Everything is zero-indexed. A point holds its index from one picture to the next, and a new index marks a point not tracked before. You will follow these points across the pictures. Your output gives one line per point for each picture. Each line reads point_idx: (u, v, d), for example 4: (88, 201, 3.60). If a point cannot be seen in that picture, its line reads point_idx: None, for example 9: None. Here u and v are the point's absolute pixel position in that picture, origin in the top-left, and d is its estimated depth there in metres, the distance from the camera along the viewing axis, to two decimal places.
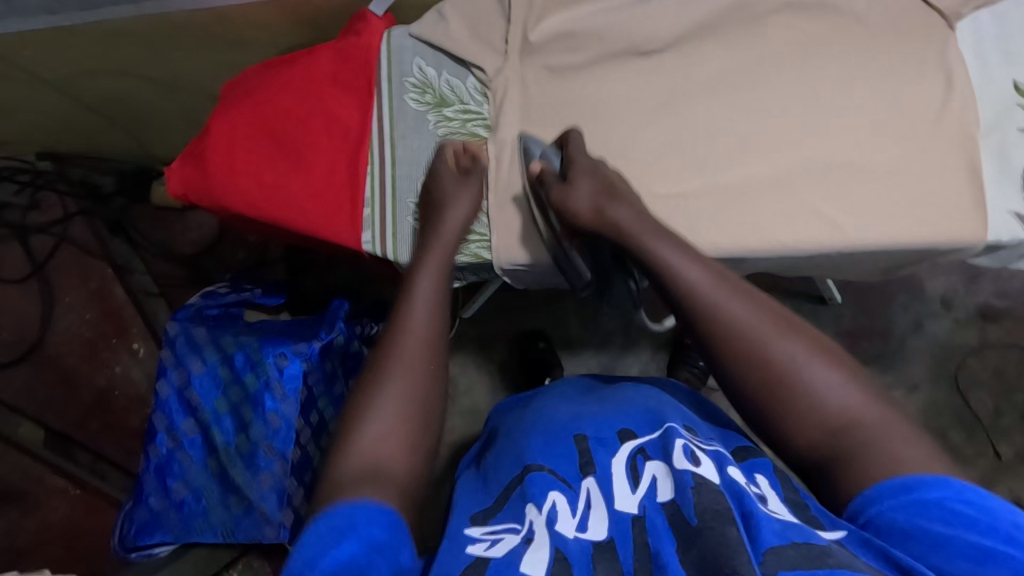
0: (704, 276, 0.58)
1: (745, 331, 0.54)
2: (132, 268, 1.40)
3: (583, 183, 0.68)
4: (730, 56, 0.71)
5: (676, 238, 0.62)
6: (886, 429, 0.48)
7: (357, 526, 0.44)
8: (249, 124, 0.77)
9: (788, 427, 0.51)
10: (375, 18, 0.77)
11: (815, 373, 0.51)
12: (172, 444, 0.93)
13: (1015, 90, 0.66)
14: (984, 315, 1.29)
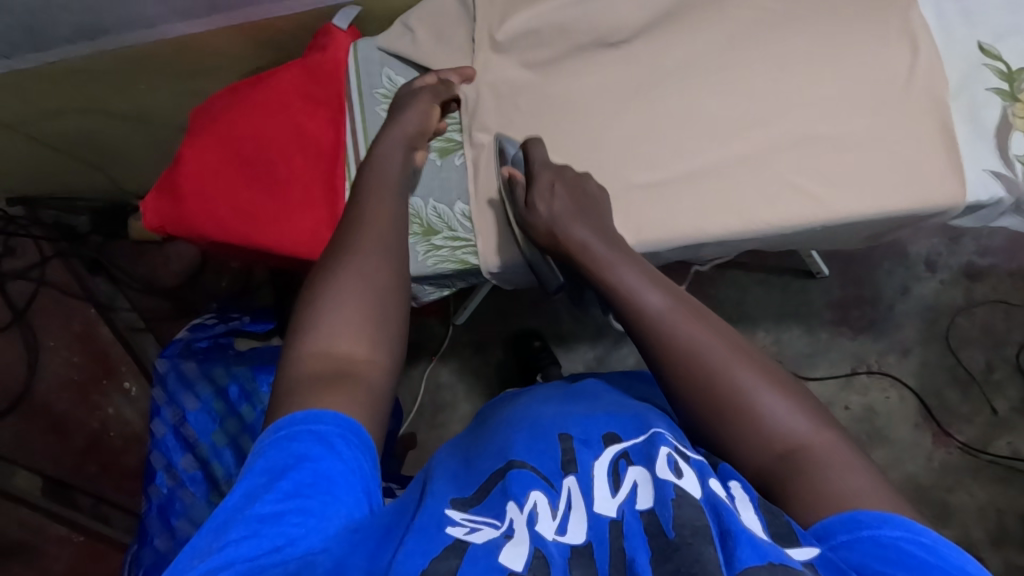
0: (660, 297, 0.57)
1: (698, 351, 0.53)
2: (115, 306, 1.38)
3: (547, 195, 0.67)
4: (698, 40, 0.71)
5: (628, 261, 0.62)
6: (835, 457, 0.46)
7: (305, 424, 0.47)
8: (218, 148, 0.74)
9: (737, 451, 0.50)
10: (340, 31, 0.77)
11: (766, 396, 0.50)
12: (172, 482, 0.91)
13: (981, 50, 0.67)
14: (969, 273, 1.31)
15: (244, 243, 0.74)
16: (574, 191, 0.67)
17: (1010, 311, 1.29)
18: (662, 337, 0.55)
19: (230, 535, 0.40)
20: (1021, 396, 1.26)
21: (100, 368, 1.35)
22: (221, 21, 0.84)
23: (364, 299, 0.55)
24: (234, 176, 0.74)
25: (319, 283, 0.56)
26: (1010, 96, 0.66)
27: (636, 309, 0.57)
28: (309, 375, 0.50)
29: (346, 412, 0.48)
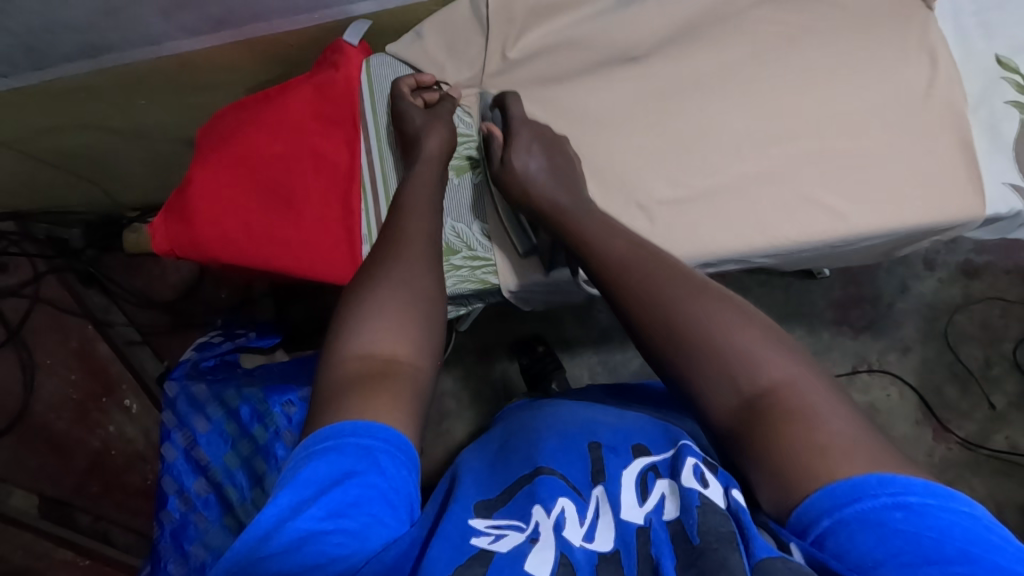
0: (627, 246, 0.58)
1: (656, 292, 0.53)
2: (112, 319, 1.35)
3: (521, 153, 0.67)
4: (716, 54, 0.70)
5: (599, 219, 0.62)
6: (808, 398, 0.43)
7: (350, 435, 0.45)
8: (228, 169, 0.73)
9: (703, 393, 0.48)
10: (351, 48, 0.74)
11: (731, 333, 0.48)
12: (185, 507, 0.91)
13: (999, 64, 0.66)
14: (967, 271, 1.32)
15: (258, 265, 0.73)
16: (544, 145, 0.68)
17: (1007, 307, 1.31)
18: (624, 283, 0.55)
19: (272, 550, 0.40)
20: (1019, 391, 1.28)
21: (99, 385, 1.33)
22: (228, 37, 0.82)
23: (406, 309, 0.54)
24: (246, 195, 0.73)
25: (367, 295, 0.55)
26: None
27: (598, 258, 0.58)
28: (354, 375, 0.50)
29: (390, 422, 0.47)
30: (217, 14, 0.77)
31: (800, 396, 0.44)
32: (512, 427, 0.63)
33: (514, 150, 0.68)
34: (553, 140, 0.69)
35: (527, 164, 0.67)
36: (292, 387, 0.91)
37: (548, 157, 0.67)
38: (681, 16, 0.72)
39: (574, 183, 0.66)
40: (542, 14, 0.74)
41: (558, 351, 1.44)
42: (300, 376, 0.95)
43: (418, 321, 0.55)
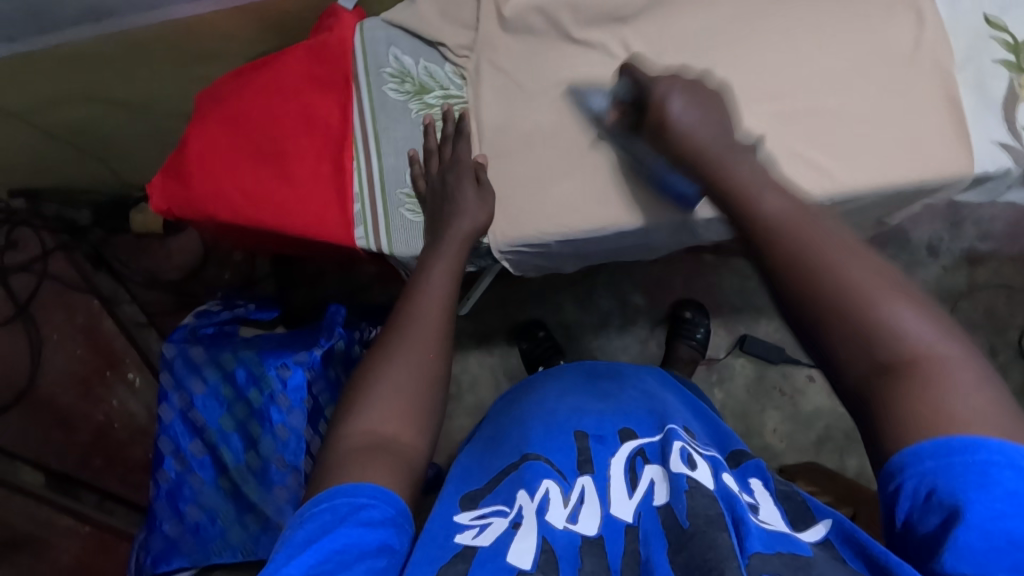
0: (784, 207, 0.51)
1: (815, 250, 0.47)
2: (119, 299, 1.38)
3: (672, 104, 0.60)
4: (707, 16, 0.70)
5: (753, 159, 0.57)
6: (950, 370, 0.40)
7: (343, 495, 0.46)
8: (226, 130, 0.75)
9: (839, 353, 0.44)
10: (346, 11, 0.74)
11: (895, 301, 0.43)
12: (181, 467, 0.92)
13: (987, 22, 0.67)
14: (971, 258, 1.31)
15: (252, 224, 0.74)
16: (688, 93, 0.60)
17: (1010, 295, 1.30)
18: (779, 244, 0.49)
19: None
20: None
21: (103, 360, 1.35)
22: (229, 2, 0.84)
23: (413, 388, 0.55)
24: (241, 153, 0.74)
25: (372, 368, 0.57)
26: (1016, 67, 0.66)
27: (753, 219, 0.52)
28: (353, 448, 0.51)
29: (385, 484, 0.48)
30: None
31: (941, 375, 0.40)
32: (499, 423, 0.69)
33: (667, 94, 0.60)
34: (700, 92, 0.61)
35: (671, 109, 0.59)
36: (287, 352, 0.93)
37: (694, 104, 0.60)
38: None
39: (725, 124, 0.60)
40: None
41: (558, 335, 1.45)
42: (295, 343, 0.96)
43: (413, 392, 0.56)
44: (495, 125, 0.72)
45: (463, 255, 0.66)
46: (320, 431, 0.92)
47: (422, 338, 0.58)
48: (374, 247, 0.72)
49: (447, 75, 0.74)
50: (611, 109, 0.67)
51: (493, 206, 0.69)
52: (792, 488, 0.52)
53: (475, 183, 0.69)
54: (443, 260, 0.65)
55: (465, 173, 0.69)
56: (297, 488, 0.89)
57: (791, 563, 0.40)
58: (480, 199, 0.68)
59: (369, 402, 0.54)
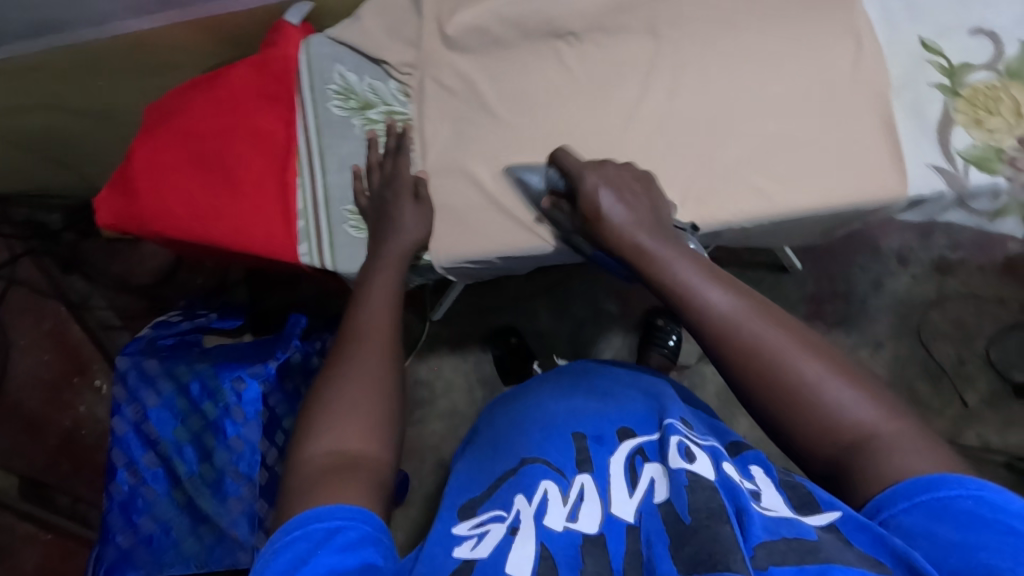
0: (728, 299, 0.50)
1: (758, 349, 0.48)
2: (89, 304, 1.37)
3: (601, 196, 0.57)
4: (651, 36, 0.70)
5: (689, 250, 0.55)
6: (902, 441, 0.43)
7: (316, 519, 0.44)
8: (171, 145, 0.75)
9: (803, 442, 0.47)
10: (292, 28, 0.74)
11: (824, 384, 0.46)
12: (134, 480, 0.92)
13: (923, 46, 0.67)
14: (940, 268, 1.32)
15: (198, 240, 0.74)
16: (620, 189, 0.58)
17: (980, 305, 1.31)
18: (721, 346, 0.49)
19: None
20: (992, 389, 1.28)
21: (73, 365, 1.35)
22: (177, 16, 0.83)
23: (373, 404, 0.52)
24: (187, 169, 0.74)
25: (322, 391, 0.53)
26: (951, 91, 0.66)
27: (701, 316, 0.50)
28: (319, 471, 0.48)
29: (359, 503, 0.46)
30: None
31: (894, 443, 0.44)
32: (495, 428, 0.70)
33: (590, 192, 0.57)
34: (620, 179, 0.59)
35: (603, 207, 0.57)
36: (242, 366, 0.93)
37: (628, 198, 0.58)
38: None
39: (655, 210, 0.58)
40: None
41: (531, 342, 1.45)
42: (251, 357, 0.96)
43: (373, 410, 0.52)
44: (436, 145, 0.72)
45: (404, 270, 0.65)
46: (275, 442, 0.93)
47: (370, 352, 0.56)
48: (319, 264, 0.72)
49: (392, 92, 0.74)
50: (547, 200, 0.65)
51: (430, 221, 0.69)
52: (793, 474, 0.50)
53: (414, 200, 0.69)
54: (385, 270, 0.63)
55: (398, 191, 0.69)
56: (252, 499, 0.89)
57: (798, 551, 0.39)
58: (418, 215, 0.68)
59: (328, 419, 0.51)
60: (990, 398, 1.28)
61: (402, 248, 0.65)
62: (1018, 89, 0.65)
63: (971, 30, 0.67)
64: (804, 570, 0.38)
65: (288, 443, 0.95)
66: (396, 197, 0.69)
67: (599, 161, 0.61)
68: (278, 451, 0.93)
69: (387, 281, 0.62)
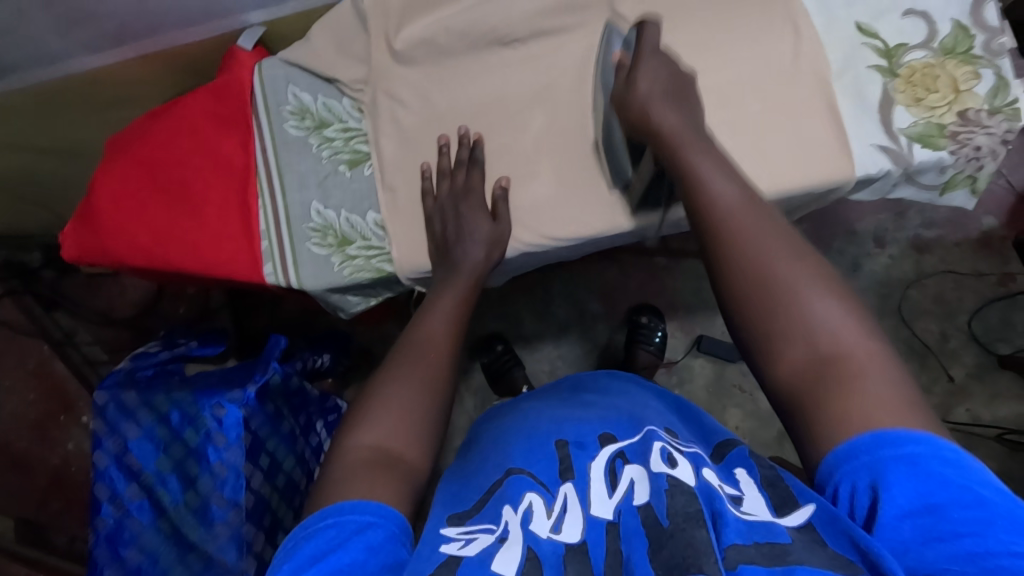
0: (733, 193, 0.57)
1: (753, 246, 0.54)
2: (76, 338, 1.37)
3: (645, 75, 0.64)
4: (595, 39, 0.71)
5: (716, 155, 0.60)
6: (870, 363, 0.47)
7: (350, 511, 0.49)
8: (132, 174, 0.75)
9: (777, 349, 0.51)
10: (244, 53, 0.75)
11: (811, 296, 0.50)
12: (119, 512, 0.92)
13: (859, 31, 0.68)
14: (917, 246, 1.33)
15: (165, 266, 0.75)
16: (675, 78, 0.65)
17: (959, 280, 1.32)
18: (724, 234, 0.55)
19: None
20: (977, 362, 1.29)
21: (57, 404, 1.35)
22: (131, 52, 0.82)
23: (413, 408, 0.58)
24: (148, 196, 0.75)
25: (370, 396, 0.59)
26: (890, 72, 0.68)
27: (703, 202, 0.57)
28: (356, 463, 0.53)
29: (388, 501, 0.50)
30: (112, 29, 0.76)
31: (867, 361, 0.47)
32: (481, 440, 0.70)
33: (637, 71, 0.64)
34: (679, 74, 0.65)
35: (645, 88, 0.64)
36: (221, 390, 0.93)
37: (663, 86, 0.64)
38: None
39: (693, 116, 0.63)
40: (422, 7, 0.72)
41: (517, 348, 1.46)
42: (231, 381, 0.96)
43: (412, 422, 0.57)
44: (393, 159, 0.73)
45: (473, 292, 0.69)
46: (259, 465, 0.93)
47: (417, 370, 0.61)
48: (284, 282, 0.73)
49: (346, 109, 0.75)
50: (617, 55, 0.68)
51: (504, 233, 0.70)
52: (776, 473, 0.50)
53: (489, 218, 0.70)
54: (449, 293, 0.68)
55: (462, 206, 0.69)
56: (238, 524, 0.89)
57: (767, 555, 0.40)
58: (490, 237, 0.69)
59: (368, 415, 0.57)
60: (977, 371, 1.29)
61: (476, 267, 0.69)
62: (954, 66, 0.67)
63: (904, 12, 0.68)
64: (773, 571, 0.38)
65: (273, 465, 0.96)
66: (446, 218, 0.70)
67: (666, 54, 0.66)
68: (263, 474, 0.94)
69: (448, 302, 0.67)
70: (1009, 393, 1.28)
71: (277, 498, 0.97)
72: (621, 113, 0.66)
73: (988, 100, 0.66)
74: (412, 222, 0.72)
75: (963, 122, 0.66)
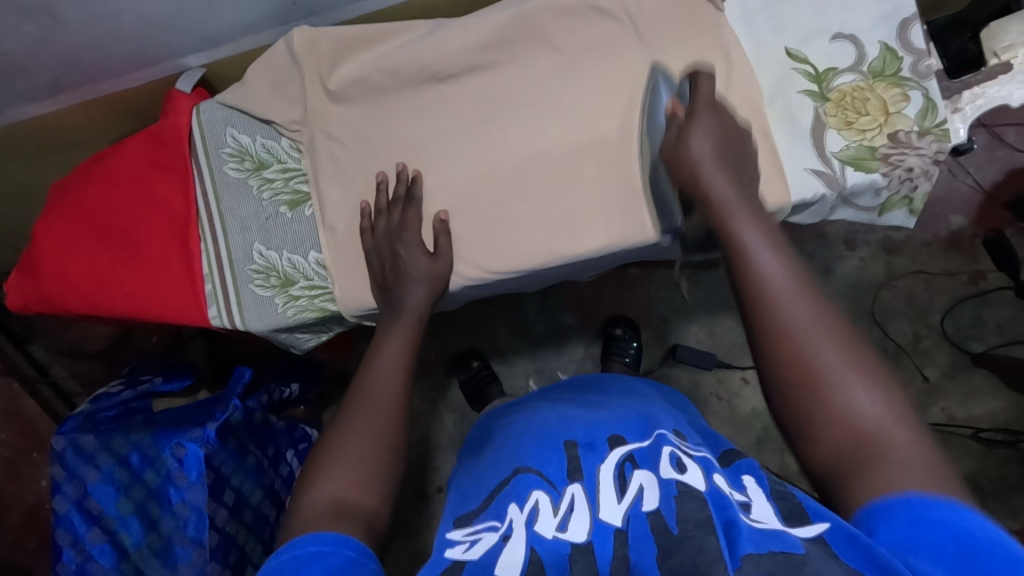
0: (775, 265, 0.54)
1: (798, 327, 0.51)
2: (53, 370, 1.36)
3: (700, 134, 0.60)
4: (529, 71, 0.71)
5: (762, 222, 0.57)
6: (909, 457, 0.45)
7: (305, 544, 0.49)
8: (74, 224, 0.75)
9: (813, 428, 0.49)
10: (181, 96, 0.75)
11: (851, 384, 0.49)
12: (80, 557, 0.91)
13: (788, 56, 0.69)
14: (887, 248, 1.33)
15: (111, 313, 0.75)
16: (721, 138, 0.61)
17: (930, 280, 1.31)
18: (770, 312, 0.52)
19: None
20: (951, 361, 1.29)
21: (29, 441, 1.34)
22: (72, 99, 0.82)
23: (363, 453, 0.58)
24: (90, 245, 0.75)
25: (327, 443, 0.59)
26: (821, 97, 0.68)
27: (747, 272, 0.54)
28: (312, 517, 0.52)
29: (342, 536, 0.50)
30: (47, 81, 0.76)
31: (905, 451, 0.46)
32: (489, 437, 0.71)
33: (689, 132, 0.61)
34: (732, 129, 0.62)
35: (696, 149, 0.60)
36: (182, 430, 0.92)
37: (716, 141, 0.61)
38: (491, 28, 0.71)
39: (740, 175, 0.61)
40: (357, 46, 0.72)
41: (494, 363, 1.46)
42: (192, 420, 0.96)
43: (364, 469, 0.57)
44: (331, 197, 0.73)
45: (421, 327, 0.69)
46: (223, 502, 0.93)
47: (370, 413, 0.61)
48: (229, 324, 0.73)
49: (285, 150, 0.75)
50: (671, 103, 0.65)
51: (446, 262, 0.70)
52: (786, 488, 0.50)
53: (427, 254, 0.70)
54: (398, 330, 0.68)
55: (400, 243, 0.69)
56: (203, 563, 0.89)
57: (784, 565, 0.39)
58: (430, 273, 0.69)
59: (325, 465, 0.57)
60: (951, 369, 1.29)
61: (420, 307, 0.69)
62: (884, 88, 0.67)
63: (832, 36, 0.68)
64: None
65: (238, 501, 0.95)
66: (389, 259, 0.69)
67: (715, 103, 0.63)
68: (227, 510, 0.93)
69: (399, 342, 0.67)
70: (984, 391, 1.28)
71: (244, 534, 0.96)
72: (673, 170, 0.63)
73: (918, 121, 0.66)
74: (354, 263, 0.72)
75: (894, 144, 0.67)
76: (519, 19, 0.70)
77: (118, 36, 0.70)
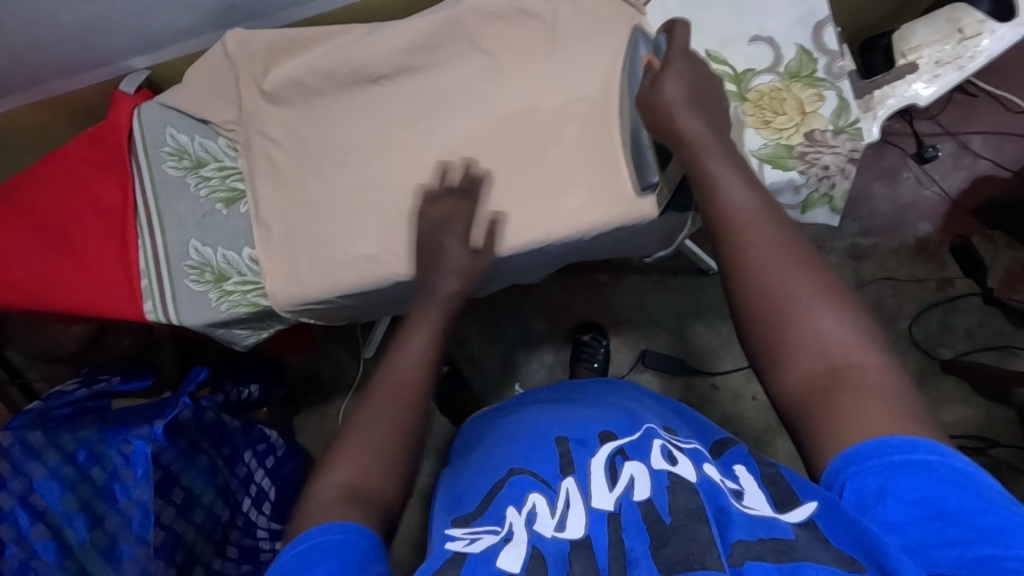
0: (749, 202, 0.53)
1: (767, 259, 0.50)
2: (29, 376, 1.38)
3: (672, 78, 0.62)
4: (459, 72, 0.73)
5: (737, 161, 0.57)
6: (881, 387, 0.44)
7: (314, 536, 0.44)
8: (15, 220, 0.77)
9: (784, 352, 0.47)
10: (124, 98, 0.77)
11: (816, 308, 0.47)
12: (23, 554, 0.86)
13: (707, 57, 0.71)
14: (854, 254, 1.33)
15: (48, 306, 0.76)
16: (694, 82, 0.62)
17: (897, 286, 1.31)
18: (742, 244, 0.51)
19: None
20: (920, 368, 1.28)
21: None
22: (21, 98, 0.84)
23: None
24: (29, 241, 0.76)
25: None
26: (739, 97, 0.70)
27: (718, 210, 0.54)
28: None
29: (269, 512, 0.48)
30: None
31: (873, 379, 0.44)
32: (473, 443, 0.71)
33: (663, 76, 0.62)
34: (707, 81, 0.63)
35: (667, 90, 0.61)
36: (130, 427, 0.93)
37: (691, 85, 0.62)
38: (419, 32, 0.72)
39: (715, 115, 0.61)
40: (293, 50, 0.74)
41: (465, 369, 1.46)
42: (142, 418, 0.96)
43: None
44: (265, 195, 0.74)
45: None
46: (172, 500, 0.94)
47: None
48: (164, 318, 0.74)
49: (222, 149, 0.77)
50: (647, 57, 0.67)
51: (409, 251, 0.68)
52: (776, 469, 0.49)
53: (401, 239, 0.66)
54: None
55: None
56: (146, 561, 0.90)
57: (773, 550, 0.39)
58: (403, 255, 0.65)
59: None
60: (920, 376, 1.28)
61: None
62: (800, 89, 0.69)
63: (750, 38, 0.70)
64: (779, 567, 0.37)
65: (188, 499, 0.96)
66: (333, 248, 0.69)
67: (687, 50, 0.64)
68: (175, 509, 0.94)
69: None
70: (954, 398, 1.26)
71: (190, 534, 0.97)
72: (648, 119, 0.63)
73: (833, 121, 0.68)
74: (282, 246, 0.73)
75: (811, 142, 0.68)
76: (447, 22, 0.72)
77: (58, 38, 0.73)
